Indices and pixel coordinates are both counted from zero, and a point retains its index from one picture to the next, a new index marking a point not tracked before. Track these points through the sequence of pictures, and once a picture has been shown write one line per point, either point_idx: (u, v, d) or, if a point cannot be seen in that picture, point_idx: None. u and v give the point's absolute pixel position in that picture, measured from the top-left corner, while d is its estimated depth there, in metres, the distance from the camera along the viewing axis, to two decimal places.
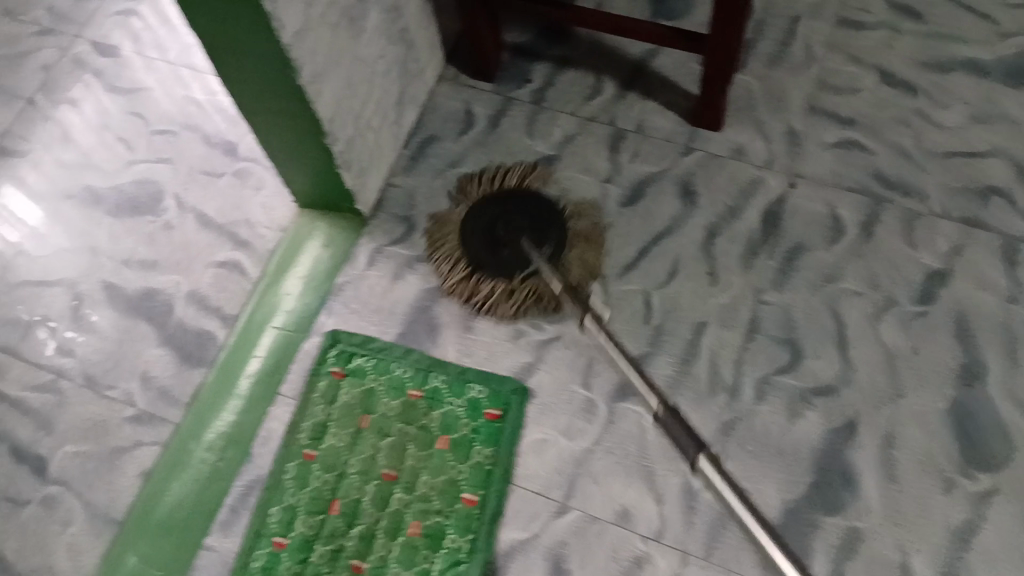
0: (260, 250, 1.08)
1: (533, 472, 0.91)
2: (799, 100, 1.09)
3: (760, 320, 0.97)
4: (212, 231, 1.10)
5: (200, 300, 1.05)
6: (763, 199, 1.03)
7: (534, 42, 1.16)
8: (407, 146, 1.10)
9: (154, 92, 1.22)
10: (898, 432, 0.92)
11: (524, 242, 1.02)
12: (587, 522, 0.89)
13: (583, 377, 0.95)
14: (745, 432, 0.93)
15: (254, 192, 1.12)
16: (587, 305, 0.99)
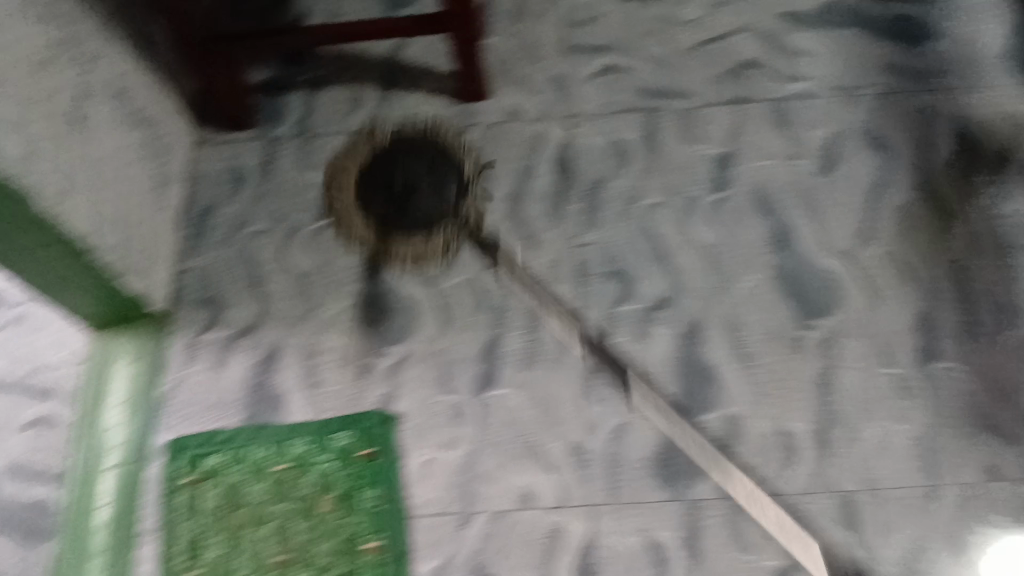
0: (65, 392, 0.99)
1: (428, 492, 0.89)
2: (553, 41, 1.12)
3: (586, 261, 0.98)
4: (8, 391, 0.99)
5: (18, 465, 0.95)
6: (550, 146, 1.05)
7: (280, 71, 1.13)
8: (184, 226, 1.04)
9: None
10: (738, 314, 0.94)
11: (344, 278, 1.00)
12: (496, 518, 0.87)
13: (451, 388, 0.93)
14: (604, 369, 0.93)
15: (35, 332, 1.02)
16: (424, 316, 0.97)
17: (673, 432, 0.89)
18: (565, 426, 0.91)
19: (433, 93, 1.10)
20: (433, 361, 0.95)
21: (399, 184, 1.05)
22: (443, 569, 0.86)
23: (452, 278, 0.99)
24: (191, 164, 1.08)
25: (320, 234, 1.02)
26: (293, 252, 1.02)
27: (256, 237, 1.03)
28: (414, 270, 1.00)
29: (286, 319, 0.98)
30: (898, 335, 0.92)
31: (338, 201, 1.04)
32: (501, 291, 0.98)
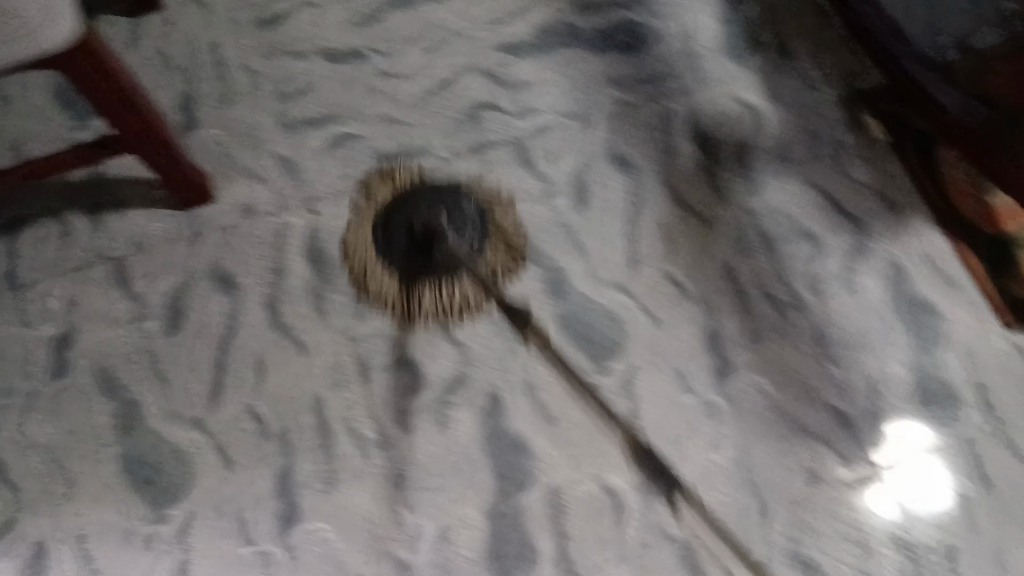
0: (265, 526, 0.84)
1: (740, 474, 0.88)
2: None
3: (768, 222, 0.97)
4: (177, 561, 0.83)
5: (449, 545, 0.85)
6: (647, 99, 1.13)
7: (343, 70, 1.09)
8: (337, 287, 0.95)
9: (83, 531, 0.84)
10: (929, 243, 0.96)
11: (710, 308, 0.94)
12: (891, 381, 0.90)
13: (708, 344, 0.92)
14: (832, 325, 0.93)
15: (183, 475, 0.86)
16: (638, 266, 0.96)
17: (885, 287, 0.94)
18: (813, 333, 0.93)
19: (474, 31, 1.08)
20: (670, 320, 0.93)
21: (538, 140, 1.02)
22: (857, 476, 0.87)
23: (666, 241, 0.97)
24: (292, 180, 1.00)
25: (490, 265, 0.96)
26: (467, 245, 0.97)
27: (423, 282, 0.96)
28: (692, 182, 1.00)
29: (592, 260, 0.96)
30: None
31: (495, 174, 1.00)
32: (757, 203, 0.98)
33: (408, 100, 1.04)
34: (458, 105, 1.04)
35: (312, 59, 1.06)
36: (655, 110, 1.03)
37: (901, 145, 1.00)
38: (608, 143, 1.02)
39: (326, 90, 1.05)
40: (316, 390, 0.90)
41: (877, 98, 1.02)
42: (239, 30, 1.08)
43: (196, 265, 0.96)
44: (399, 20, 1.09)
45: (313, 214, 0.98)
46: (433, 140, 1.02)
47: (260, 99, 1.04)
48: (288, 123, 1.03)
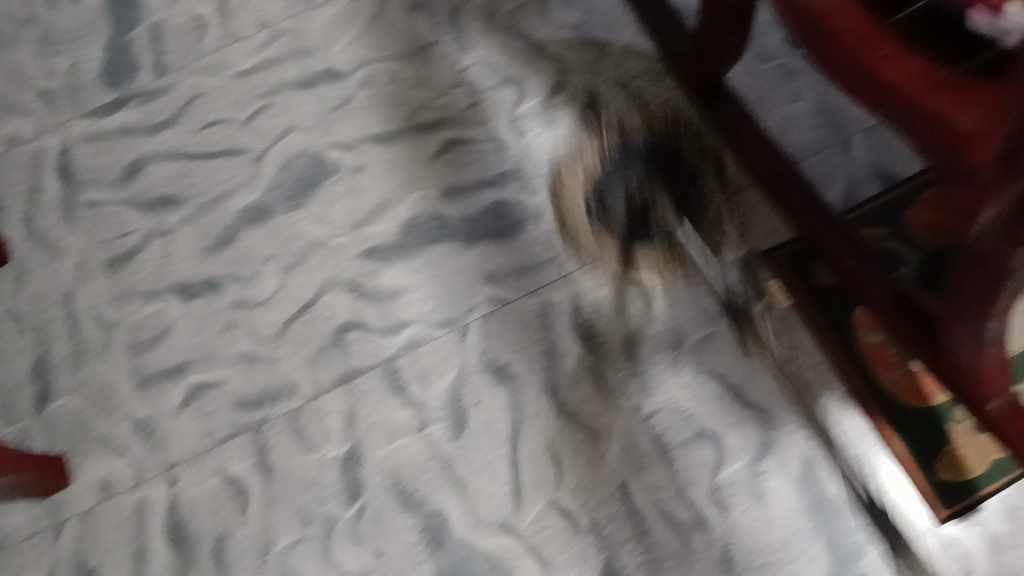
0: None
1: None
2: (471, 125, 1.03)
3: (663, 432, 0.87)
4: None
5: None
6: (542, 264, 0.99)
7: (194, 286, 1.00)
8: (202, 569, 0.87)
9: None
10: (845, 430, 0.84)
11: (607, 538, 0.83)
12: None
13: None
14: (742, 547, 0.82)
15: None
16: (521, 499, 0.86)
17: (797, 490, 0.83)
18: (721, 557, 0.82)
19: (335, 239, 0.99)
20: (562, 562, 0.83)
21: (409, 359, 0.93)
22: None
23: (553, 466, 0.87)
24: (150, 445, 0.93)
25: (363, 518, 0.87)
26: (339, 499, 0.88)
27: (290, 547, 0.87)
28: (576, 386, 0.89)
29: (472, 497, 0.87)
30: None
31: (364, 407, 0.92)
32: (649, 404, 0.88)
33: (269, 331, 0.96)
34: (323, 330, 0.95)
35: (165, 297, 0.99)
36: (533, 304, 0.93)
37: (812, 307, 0.89)
38: (484, 351, 0.93)
39: (182, 333, 0.97)
40: None
41: (779, 255, 0.91)
42: (89, 273, 1.02)
43: (54, 560, 0.89)
44: (256, 236, 1.01)
45: (173, 483, 0.91)
46: (300, 375, 0.94)
47: (116, 353, 0.97)
48: (144, 377, 0.96)
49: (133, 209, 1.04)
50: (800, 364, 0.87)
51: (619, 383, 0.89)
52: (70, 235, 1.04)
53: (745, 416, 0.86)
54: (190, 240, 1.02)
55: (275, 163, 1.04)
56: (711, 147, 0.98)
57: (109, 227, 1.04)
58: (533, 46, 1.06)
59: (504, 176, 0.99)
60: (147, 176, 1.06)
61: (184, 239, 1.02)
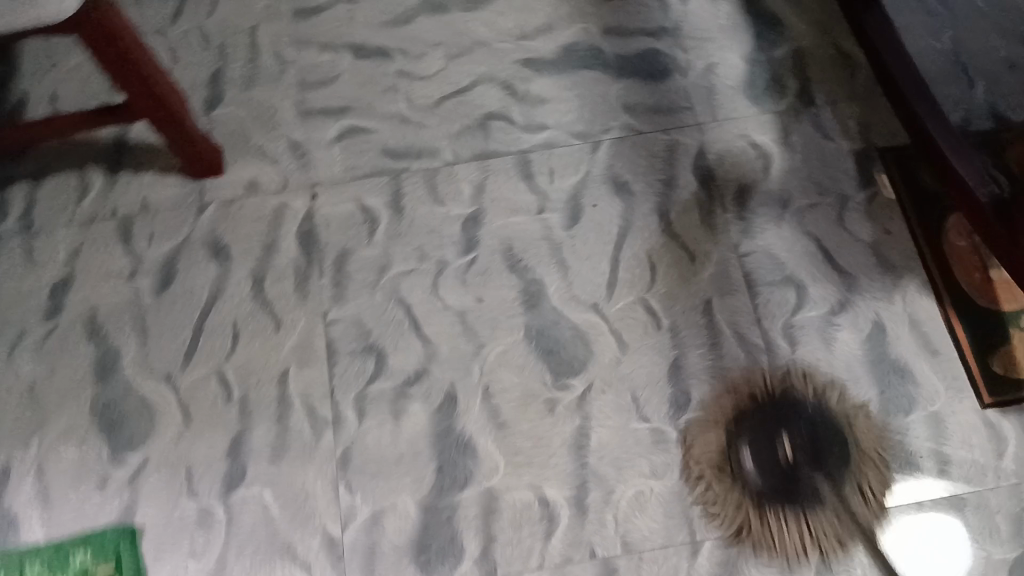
0: (213, 480, 0.89)
1: (681, 509, 0.86)
2: None
3: (752, 271, 0.96)
4: (118, 497, 0.88)
5: (378, 529, 0.86)
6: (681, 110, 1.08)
7: (365, 48, 1.10)
8: (323, 274, 0.98)
9: (46, 462, 0.90)
10: (918, 309, 0.94)
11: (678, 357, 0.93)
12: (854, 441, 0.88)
13: (671, 375, 0.92)
14: (802, 380, 0.91)
15: (154, 427, 0.91)
16: (614, 290, 0.96)
17: (863, 345, 0.92)
18: (781, 381, 0.91)
19: (500, 43, 1.10)
20: (638, 347, 0.93)
21: (543, 155, 1.03)
22: (796, 531, 0.85)
23: (648, 270, 0.97)
24: (300, 164, 1.04)
25: (471, 270, 0.98)
26: (453, 246, 0.99)
27: (401, 277, 0.97)
28: (685, 215, 1.00)
29: (571, 276, 0.97)
30: None
31: (493, 182, 1.02)
32: (746, 244, 0.98)
33: (424, 102, 1.07)
34: (471, 113, 1.06)
35: (338, 51, 1.10)
36: (664, 140, 1.04)
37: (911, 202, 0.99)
38: (611, 166, 1.02)
39: (347, 83, 1.08)
40: (283, 365, 0.93)
41: (890, 156, 1.02)
42: (278, 16, 1.13)
43: (195, 229, 1.01)
44: (432, 25, 1.12)
45: (313, 199, 1.02)
46: (443, 143, 1.04)
47: (285, 84, 1.08)
48: (306, 110, 1.07)
49: None
50: (892, 246, 0.97)
51: (726, 222, 0.99)
52: None
53: (830, 274, 0.96)
54: (372, 12, 1.13)
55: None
56: (853, 57, 1.08)
57: None
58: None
59: (663, 31, 1.10)
60: None
61: (367, 10, 1.13)
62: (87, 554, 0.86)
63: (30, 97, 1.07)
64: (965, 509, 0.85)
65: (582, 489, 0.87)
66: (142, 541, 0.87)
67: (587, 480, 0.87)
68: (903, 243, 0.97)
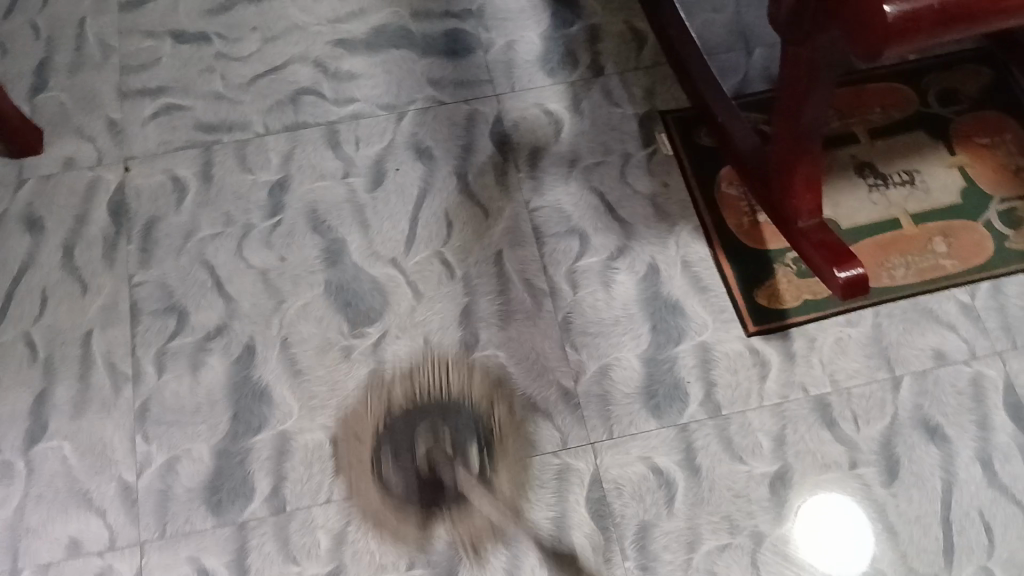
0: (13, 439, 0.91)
1: (463, 440, 0.91)
2: None
3: (541, 222, 1.03)
4: None
5: (171, 474, 0.89)
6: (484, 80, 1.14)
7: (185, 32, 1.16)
8: (131, 241, 1.02)
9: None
10: (689, 252, 1.02)
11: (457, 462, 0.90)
12: (626, 371, 0.94)
13: (461, 319, 0.97)
14: (580, 319, 0.97)
15: None
16: (412, 244, 1.02)
17: (637, 285, 0.99)
18: (561, 319, 0.97)
19: (316, 26, 1.17)
20: (433, 294, 0.99)
21: (349, 127, 1.10)
22: (569, 453, 0.90)
23: (445, 225, 1.03)
24: (116, 142, 1.08)
25: (276, 232, 1.02)
26: (260, 211, 1.04)
27: (208, 241, 1.02)
28: (482, 175, 1.06)
29: (371, 234, 1.03)
30: (865, 222, 1.03)
31: (301, 152, 1.08)
32: (537, 200, 1.05)
33: (239, 81, 1.13)
34: (284, 90, 1.12)
35: (161, 37, 1.16)
36: (464, 109, 1.12)
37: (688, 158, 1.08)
38: (413, 135, 1.10)
39: (166, 65, 1.14)
40: (89, 326, 0.97)
41: (671, 118, 1.11)
42: (104, 11, 1.19)
43: (11, 206, 1.04)
44: (251, 13, 1.18)
45: (126, 172, 1.06)
46: (255, 118, 1.10)
47: (106, 70, 1.14)
48: (126, 92, 1.12)
49: None
50: (670, 198, 1.05)
51: (518, 181, 1.06)
52: None
53: (613, 224, 1.03)
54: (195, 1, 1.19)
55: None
56: (639, 32, 1.18)
57: None
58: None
59: (467, 13, 1.19)
60: None
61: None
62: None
63: None
64: (728, 427, 0.91)
65: (372, 427, 0.92)
66: None
67: (377, 419, 0.92)
68: (680, 195, 1.05)
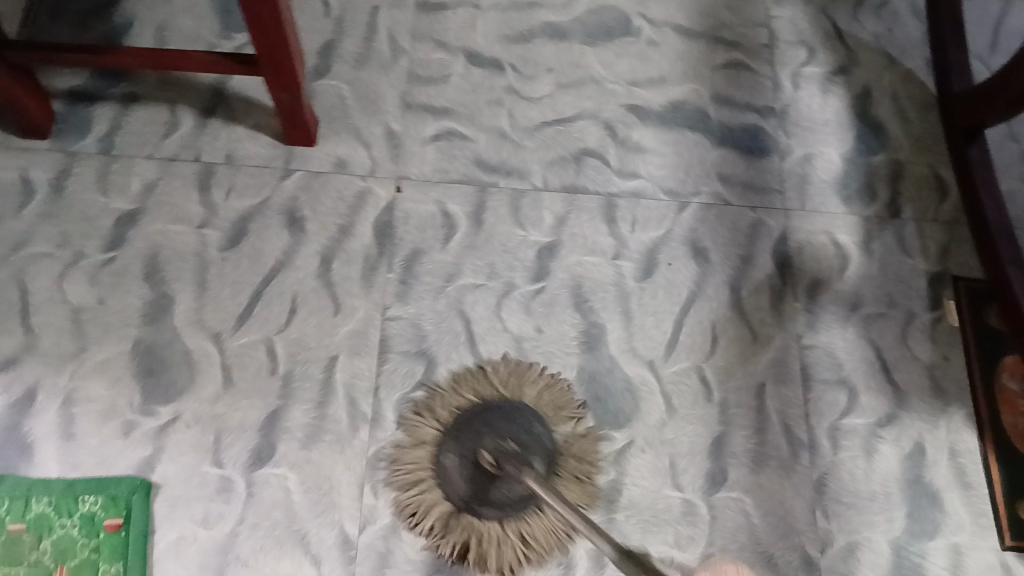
0: (240, 453, 0.88)
1: None
2: (763, 57, 1.15)
3: (810, 365, 0.97)
4: (136, 445, 0.87)
5: (394, 537, 0.85)
6: (775, 188, 1.06)
7: (477, 53, 1.11)
8: (391, 269, 0.96)
9: (76, 394, 0.88)
10: (960, 440, 0.95)
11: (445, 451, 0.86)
12: (875, 557, 0.89)
13: (712, 450, 0.92)
14: (835, 484, 0.92)
15: (192, 384, 0.89)
16: (674, 351, 0.96)
17: (902, 463, 0.93)
18: (815, 479, 0.92)
19: (612, 82, 1.11)
20: (686, 416, 0.93)
21: (629, 204, 1.03)
22: None
23: (711, 341, 0.96)
24: (392, 153, 1.03)
25: (538, 300, 0.97)
26: (526, 271, 0.98)
27: (468, 290, 0.96)
28: (757, 294, 0.99)
29: (633, 329, 0.96)
30: None
31: (576, 218, 1.02)
32: (810, 337, 0.98)
33: (526, 123, 1.07)
34: (569, 145, 1.06)
35: (453, 51, 1.10)
36: (753, 218, 1.04)
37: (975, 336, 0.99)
38: (693, 230, 1.02)
39: (455, 85, 1.08)
40: (334, 350, 0.92)
41: (962, 285, 1.02)
42: (401, 3, 1.12)
43: (275, 195, 0.99)
44: (546, 50, 1.12)
45: (398, 191, 1.01)
46: (536, 167, 1.04)
47: (393, 71, 1.08)
48: (409, 102, 1.06)
49: None
50: (950, 376, 0.98)
51: (796, 316, 0.99)
52: None
53: (885, 388, 0.96)
54: (492, 21, 1.13)
55: (587, 5, 1.16)
56: (945, 179, 1.09)
57: None
58: (832, 22, 1.18)
59: (770, 110, 1.11)
60: None
61: (487, 17, 1.14)
62: (97, 502, 0.84)
63: (135, 25, 1.06)
64: None
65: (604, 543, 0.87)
66: (156, 500, 0.85)
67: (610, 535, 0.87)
68: (960, 376, 0.98)
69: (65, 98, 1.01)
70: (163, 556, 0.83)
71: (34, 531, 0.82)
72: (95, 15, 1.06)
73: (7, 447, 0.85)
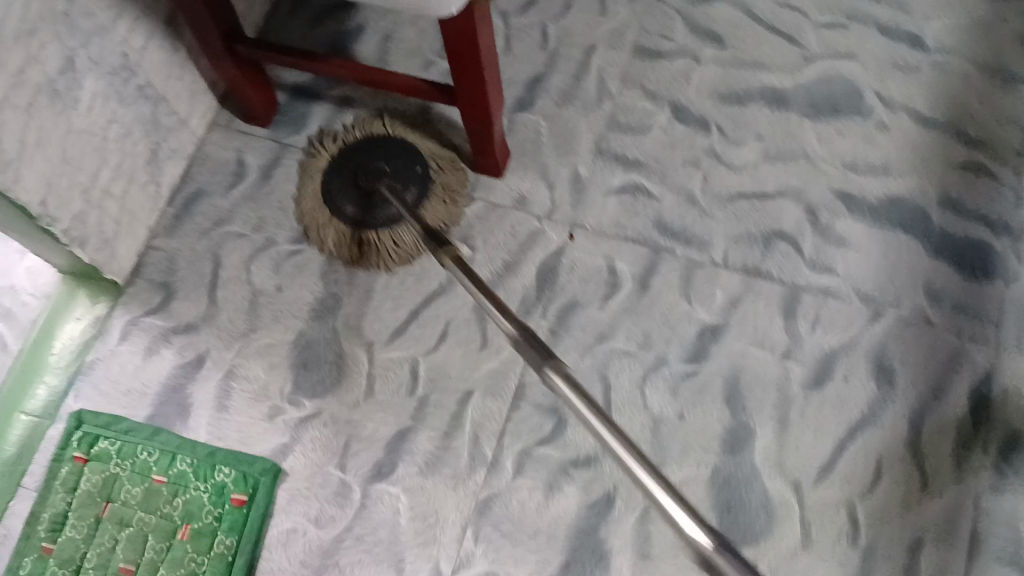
0: (363, 465, 0.89)
1: None
2: (1010, 166, 1.01)
3: (985, 533, 0.84)
4: (275, 433, 0.91)
5: None
6: (991, 318, 0.93)
7: (685, 110, 1.07)
8: (545, 317, 0.95)
9: (235, 370, 0.94)
10: None
11: (398, 226, 0.96)
12: None
13: None
14: None
15: (336, 388, 0.92)
16: (826, 475, 0.86)
17: None
18: None
19: (826, 162, 1.03)
20: (821, 551, 0.84)
21: (814, 300, 0.95)
22: None
23: (871, 475, 0.86)
24: (573, 198, 1.01)
25: (689, 383, 0.91)
26: (683, 349, 0.93)
27: (617, 356, 0.93)
28: (940, 435, 0.88)
29: (785, 439, 0.88)
30: None
31: (751, 304, 0.95)
32: (992, 500, 0.85)
33: (719, 192, 1.02)
34: (761, 223, 0.99)
35: (660, 104, 1.07)
36: (955, 346, 0.91)
37: None
38: (881, 345, 0.92)
39: (655, 139, 1.05)
40: (471, 386, 0.92)
41: None
42: (620, 49, 1.11)
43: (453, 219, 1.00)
44: (761, 118, 1.06)
45: (570, 237, 0.99)
46: (720, 240, 0.99)
47: (594, 115, 1.07)
48: (603, 149, 1.05)
49: (684, 25, 1.13)
50: None
51: (982, 472, 0.86)
52: (625, 7, 1.14)
53: None
54: (710, 78, 1.09)
55: (817, 74, 1.08)
56: None
57: (656, 25, 1.13)
58: None
59: (1006, 228, 0.98)
60: (713, 10, 1.14)
61: (705, 74, 1.09)
62: (229, 476, 0.89)
63: (368, 31, 1.12)
64: None
65: None
66: (279, 488, 0.89)
67: None
68: None
69: (290, 93, 1.09)
70: (274, 543, 0.87)
71: (172, 487, 0.89)
72: (335, 18, 1.13)
73: (167, 405, 0.92)
